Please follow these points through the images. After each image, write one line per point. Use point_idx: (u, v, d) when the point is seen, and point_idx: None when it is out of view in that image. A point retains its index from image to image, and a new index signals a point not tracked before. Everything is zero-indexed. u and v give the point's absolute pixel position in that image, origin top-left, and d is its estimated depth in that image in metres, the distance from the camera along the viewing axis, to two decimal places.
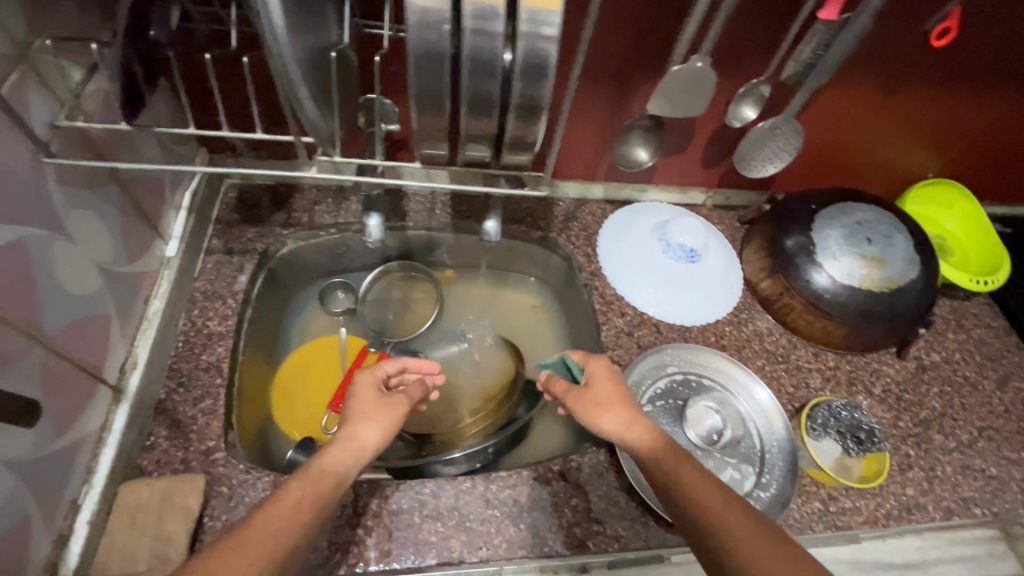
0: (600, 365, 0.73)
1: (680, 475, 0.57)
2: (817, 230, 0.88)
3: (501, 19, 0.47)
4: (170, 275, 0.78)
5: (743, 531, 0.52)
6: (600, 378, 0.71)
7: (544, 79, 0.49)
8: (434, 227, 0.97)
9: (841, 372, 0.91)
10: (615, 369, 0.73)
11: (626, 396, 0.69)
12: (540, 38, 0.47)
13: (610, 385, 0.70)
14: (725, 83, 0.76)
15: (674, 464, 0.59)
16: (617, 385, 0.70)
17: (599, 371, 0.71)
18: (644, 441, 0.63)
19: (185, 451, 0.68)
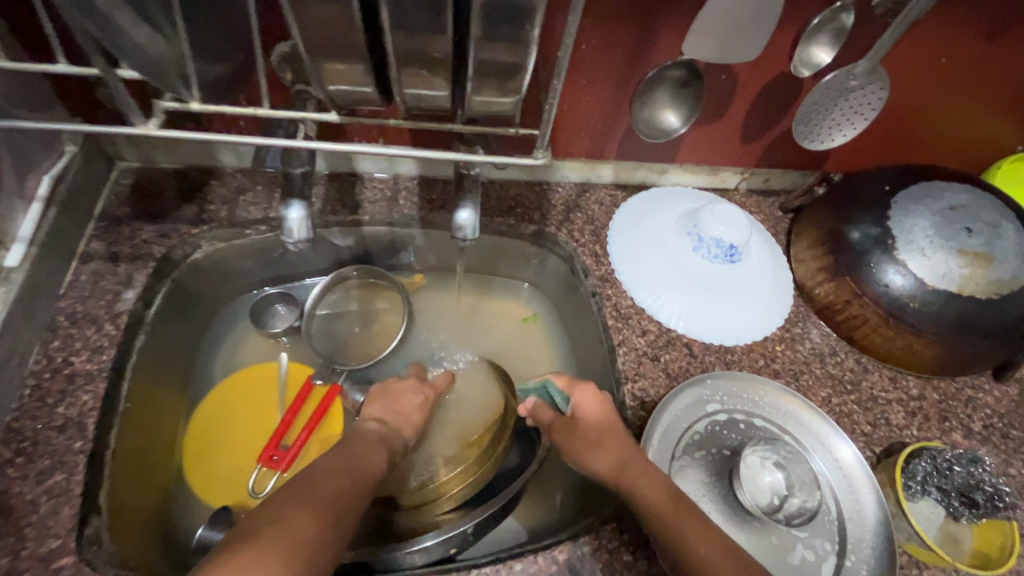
0: (588, 394, 0.56)
1: (684, 539, 0.47)
2: (897, 219, 0.67)
3: None
4: (9, 293, 0.55)
5: None
6: (589, 412, 0.55)
7: None
8: (397, 220, 0.74)
9: (928, 404, 0.70)
10: (605, 395, 0.57)
11: (619, 432, 0.54)
12: None
13: (601, 421, 0.55)
14: (784, 16, 0.55)
15: (681, 523, 0.48)
16: (610, 419, 0.55)
17: (588, 402, 0.56)
18: (646, 491, 0.50)
19: (16, 556, 0.47)
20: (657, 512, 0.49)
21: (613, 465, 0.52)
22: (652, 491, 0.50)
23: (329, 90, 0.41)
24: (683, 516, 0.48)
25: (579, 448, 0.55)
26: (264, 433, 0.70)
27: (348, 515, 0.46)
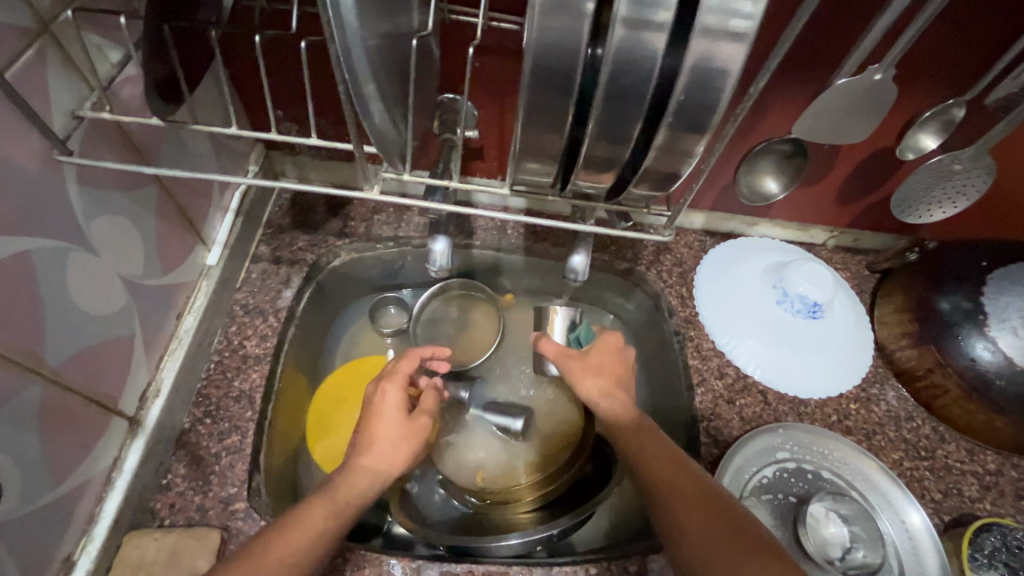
0: (612, 340, 0.66)
1: (642, 449, 0.56)
2: (991, 297, 0.68)
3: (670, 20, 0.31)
4: (209, 286, 0.68)
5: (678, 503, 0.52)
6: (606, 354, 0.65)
7: (712, 103, 0.33)
8: (504, 247, 0.83)
9: (1004, 481, 0.70)
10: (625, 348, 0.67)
11: (621, 378, 0.64)
12: (720, 36, 0.31)
13: (614, 361, 0.65)
14: (896, 105, 0.59)
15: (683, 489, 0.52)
16: (623, 369, 0.65)
17: (608, 345, 0.66)
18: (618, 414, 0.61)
19: (203, 496, 0.58)
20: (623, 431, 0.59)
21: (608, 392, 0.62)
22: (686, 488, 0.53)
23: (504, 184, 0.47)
24: (687, 489, 0.52)
25: (578, 368, 0.64)
26: None
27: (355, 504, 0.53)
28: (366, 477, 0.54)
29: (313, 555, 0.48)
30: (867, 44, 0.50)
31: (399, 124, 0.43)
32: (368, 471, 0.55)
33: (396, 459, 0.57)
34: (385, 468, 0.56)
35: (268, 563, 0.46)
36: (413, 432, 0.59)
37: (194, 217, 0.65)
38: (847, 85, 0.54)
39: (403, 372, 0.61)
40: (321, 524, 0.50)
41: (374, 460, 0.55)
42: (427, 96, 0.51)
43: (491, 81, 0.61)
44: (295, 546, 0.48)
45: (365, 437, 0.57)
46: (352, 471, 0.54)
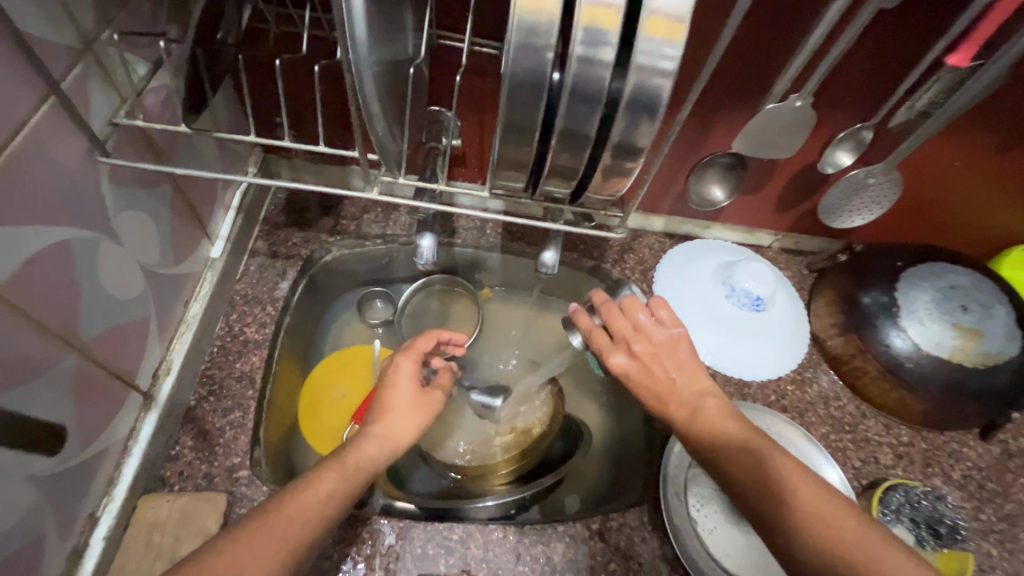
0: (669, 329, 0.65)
1: (724, 445, 0.55)
2: (904, 292, 0.80)
3: (613, 49, 0.37)
4: (213, 277, 0.74)
5: (801, 495, 0.48)
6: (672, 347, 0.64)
7: (652, 111, 0.39)
8: (483, 246, 0.91)
9: (915, 451, 0.82)
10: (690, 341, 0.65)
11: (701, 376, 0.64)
12: (654, 70, 0.37)
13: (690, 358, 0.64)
14: (817, 127, 0.69)
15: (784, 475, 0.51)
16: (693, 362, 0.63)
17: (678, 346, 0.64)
18: (701, 412, 0.59)
19: (210, 465, 0.64)
20: (701, 429, 0.58)
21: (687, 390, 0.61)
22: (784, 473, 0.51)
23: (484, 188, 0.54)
24: (798, 485, 0.49)
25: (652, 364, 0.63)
26: (360, 397, 0.88)
27: (365, 470, 0.56)
28: (378, 445, 0.60)
29: (324, 517, 0.50)
30: (788, 76, 0.60)
31: (397, 136, 0.51)
32: (383, 432, 0.62)
33: (406, 423, 0.63)
34: (394, 434, 0.62)
35: (282, 523, 0.47)
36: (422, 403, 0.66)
37: (201, 213, 0.71)
38: (775, 110, 0.64)
39: (419, 350, 0.69)
40: (331, 487, 0.52)
41: (391, 425, 0.62)
42: (418, 111, 0.59)
43: (472, 97, 0.69)
44: (310, 508, 0.50)
45: (383, 406, 0.64)
46: (366, 436, 0.60)
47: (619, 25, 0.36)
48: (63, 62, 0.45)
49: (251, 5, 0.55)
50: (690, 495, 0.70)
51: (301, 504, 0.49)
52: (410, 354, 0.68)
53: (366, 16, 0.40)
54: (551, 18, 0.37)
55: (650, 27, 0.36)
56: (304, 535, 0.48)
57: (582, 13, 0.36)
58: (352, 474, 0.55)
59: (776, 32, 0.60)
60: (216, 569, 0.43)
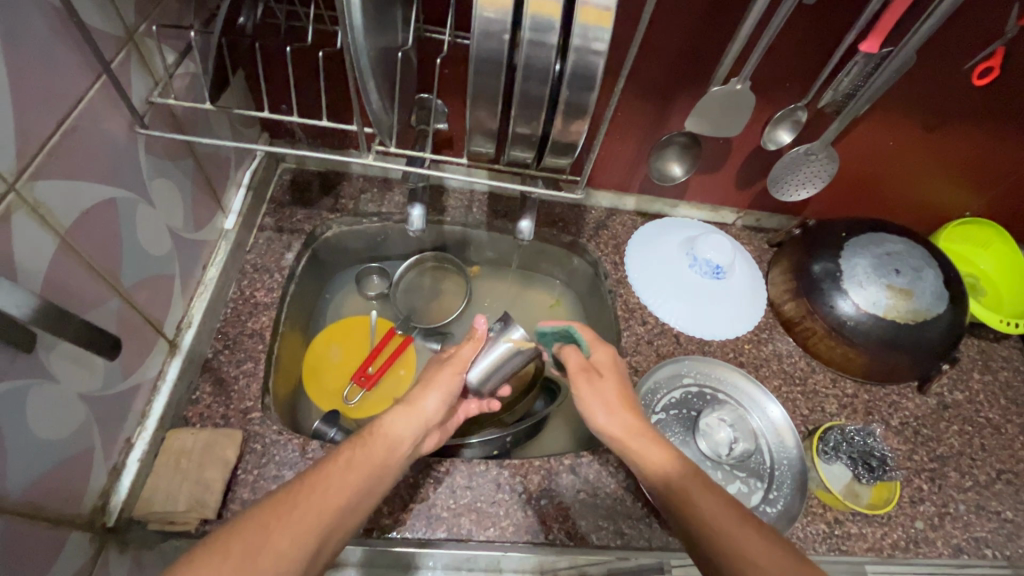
0: (605, 355, 0.73)
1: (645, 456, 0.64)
2: (846, 258, 0.89)
3: (556, 33, 0.46)
4: (227, 246, 0.83)
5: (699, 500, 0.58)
6: (604, 372, 0.71)
7: (591, 85, 0.48)
8: (470, 223, 1.00)
9: (858, 401, 0.91)
10: (616, 364, 0.73)
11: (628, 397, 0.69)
12: (590, 49, 0.46)
13: (615, 380, 0.71)
14: (758, 108, 0.79)
15: (695, 488, 0.59)
16: (620, 380, 0.71)
17: (604, 361, 0.72)
18: (620, 425, 0.67)
19: (226, 407, 0.73)
20: (620, 436, 0.66)
21: (614, 411, 0.68)
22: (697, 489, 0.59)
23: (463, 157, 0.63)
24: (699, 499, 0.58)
25: (592, 401, 0.69)
26: (358, 361, 0.96)
27: (374, 460, 0.61)
28: (406, 423, 0.67)
29: (340, 498, 0.56)
30: (726, 61, 0.69)
31: (389, 111, 0.60)
32: (401, 416, 0.67)
33: (432, 403, 0.70)
34: (422, 415, 0.68)
35: (308, 503, 0.53)
36: (450, 394, 0.72)
37: (216, 188, 0.80)
38: (721, 92, 0.73)
39: (464, 358, 0.74)
40: (348, 471, 0.58)
41: (406, 416, 0.67)
42: (407, 93, 0.68)
43: (456, 85, 0.79)
44: (330, 492, 0.56)
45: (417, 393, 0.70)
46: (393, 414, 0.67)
47: (560, 14, 0.45)
48: (112, 48, 0.54)
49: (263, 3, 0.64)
50: None
51: (324, 485, 0.56)
52: (455, 363, 0.74)
53: (365, 7, 0.49)
54: (507, 11, 0.46)
55: (583, 17, 0.45)
56: (325, 515, 0.53)
57: (530, 6, 0.45)
58: (363, 466, 0.60)
59: (716, 22, 0.69)
60: (244, 539, 0.49)
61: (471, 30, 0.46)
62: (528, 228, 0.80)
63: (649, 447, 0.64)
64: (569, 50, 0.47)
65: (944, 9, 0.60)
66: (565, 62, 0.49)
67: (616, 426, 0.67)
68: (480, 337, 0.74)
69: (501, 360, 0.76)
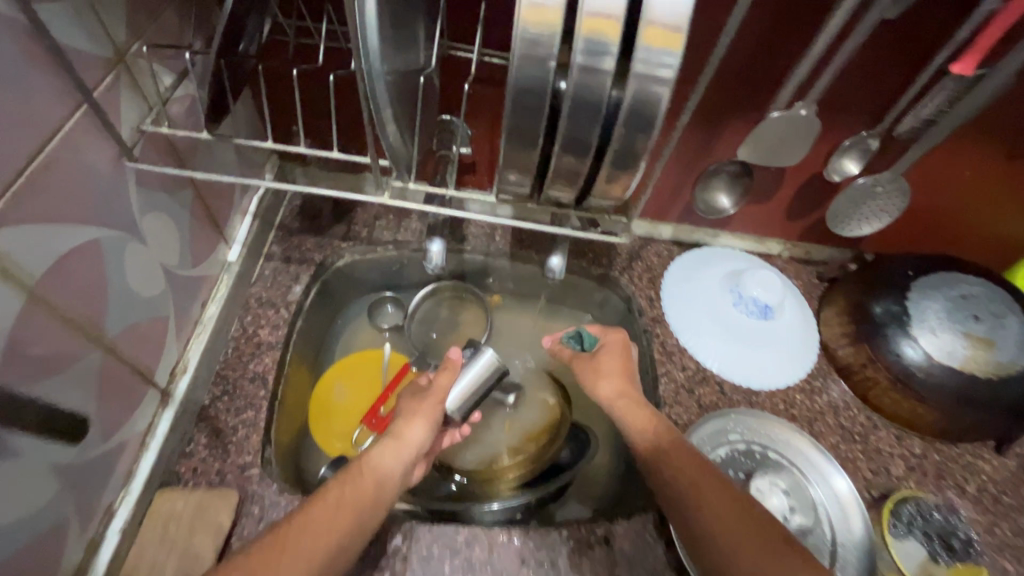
0: (616, 339, 0.76)
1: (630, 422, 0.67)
2: (914, 300, 0.79)
3: (613, 57, 0.38)
4: (229, 279, 0.76)
5: (686, 467, 0.60)
6: (611, 352, 0.75)
7: (651, 121, 0.40)
8: (492, 252, 0.93)
9: (928, 462, 0.80)
10: (625, 347, 0.75)
11: (629, 372, 0.73)
12: (653, 78, 0.38)
13: (617, 358, 0.74)
14: (822, 136, 0.70)
15: (674, 460, 0.61)
16: (628, 361, 0.74)
17: (613, 344, 0.76)
18: (616, 397, 0.70)
19: (223, 462, 0.66)
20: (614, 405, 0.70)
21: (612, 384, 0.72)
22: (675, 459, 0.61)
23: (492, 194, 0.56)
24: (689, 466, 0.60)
25: (593, 372, 0.74)
26: (368, 401, 0.88)
27: (365, 491, 0.59)
28: (393, 458, 0.64)
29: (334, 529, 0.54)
30: (791, 84, 0.61)
31: (408, 143, 0.53)
32: (391, 448, 0.65)
33: (419, 433, 0.67)
34: (410, 447, 0.66)
35: (305, 541, 0.52)
36: (435, 423, 0.69)
37: (219, 218, 0.74)
38: (781, 118, 0.65)
39: (442, 386, 0.70)
40: (338, 509, 0.56)
41: (392, 451, 0.65)
42: (428, 118, 0.61)
43: (483, 107, 0.71)
44: (321, 530, 0.53)
45: (400, 427, 0.67)
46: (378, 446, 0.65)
47: (619, 37, 0.37)
48: (98, 73, 0.47)
49: (271, 20, 0.57)
50: None
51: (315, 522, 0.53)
52: (436, 392, 0.70)
53: (382, 27, 0.42)
54: (554, 34, 0.38)
55: (647, 38, 0.37)
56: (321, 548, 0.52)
57: (583, 24, 0.37)
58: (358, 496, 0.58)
59: (780, 40, 0.61)
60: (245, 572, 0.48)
61: (510, 51, 0.39)
62: (561, 267, 0.73)
63: (635, 413, 0.68)
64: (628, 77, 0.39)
65: None
66: (622, 92, 0.41)
67: (612, 397, 0.71)
68: (455, 362, 0.72)
69: (479, 382, 0.71)
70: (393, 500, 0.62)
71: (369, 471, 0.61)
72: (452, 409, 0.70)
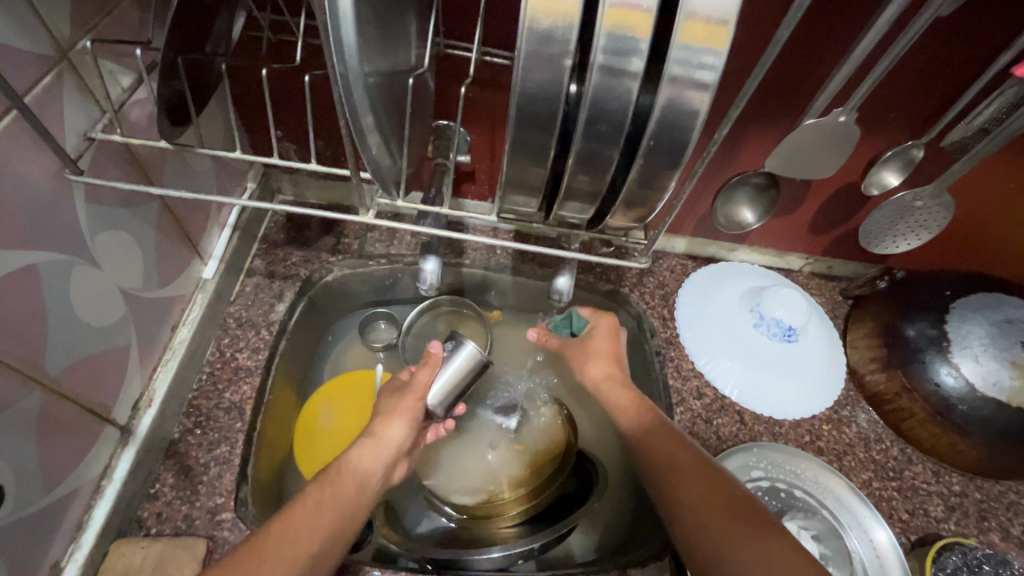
0: (605, 323, 0.73)
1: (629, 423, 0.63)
2: (954, 324, 0.72)
3: (642, 56, 0.32)
4: (204, 298, 0.70)
5: (685, 469, 0.55)
6: (602, 334, 0.71)
7: (684, 133, 0.33)
8: (493, 267, 0.86)
9: (968, 502, 0.73)
10: (616, 331, 0.72)
11: (619, 358, 0.70)
12: (690, 82, 0.31)
13: (609, 342, 0.70)
14: (860, 147, 0.63)
15: (665, 449, 0.58)
16: (618, 347, 0.71)
17: (603, 328, 0.72)
18: (616, 396, 0.66)
19: (191, 506, 0.59)
20: (615, 403, 0.66)
21: (604, 370, 0.69)
22: (665, 443, 0.58)
23: (492, 211, 0.49)
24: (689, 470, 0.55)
25: (582, 355, 0.71)
26: (357, 429, 0.81)
27: (346, 491, 0.54)
28: (374, 457, 0.59)
29: (319, 533, 0.49)
30: (830, 89, 0.54)
31: (395, 155, 0.46)
32: (371, 447, 0.59)
33: (400, 431, 0.62)
34: (390, 446, 0.61)
35: (289, 549, 0.47)
36: (416, 420, 0.64)
37: (192, 232, 0.67)
38: (814, 125, 0.58)
39: (422, 383, 0.64)
40: (320, 514, 0.51)
41: (373, 450, 0.59)
42: (421, 125, 0.54)
43: (483, 111, 0.64)
44: (302, 535, 0.48)
45: (379, 423, 0.61)
46: (356, 444, 0.60)
47: (650, 32, 0.31)
48: (31, 74, 0.41)
49: (244, 13, 0.51)
50: None
51: (294, 525, 0.49)
52: (416, 389, 0.64)
53: (361, 21, 0.35)
54: (568, 30, 0.31)
55: (684, 35, 0.30)
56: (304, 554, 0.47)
57: (605, 17, 0.30)
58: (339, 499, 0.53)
59: (818, 39, 0.54)
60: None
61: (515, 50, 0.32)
62: (569, 292, 0.66)
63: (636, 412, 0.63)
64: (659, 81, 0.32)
65: None
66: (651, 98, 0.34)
67: (615, 396, 0.66)
68: (434, 357, 0.65)
69: (461, 374, 0.65)
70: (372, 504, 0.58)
71: (347, 473, 0.56)
72: (434, 405, 0.65)
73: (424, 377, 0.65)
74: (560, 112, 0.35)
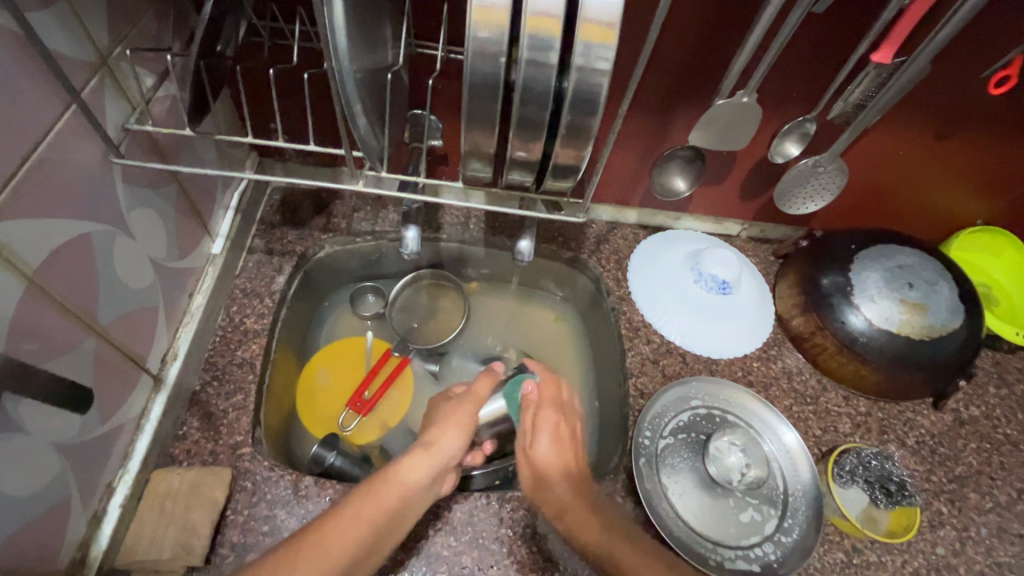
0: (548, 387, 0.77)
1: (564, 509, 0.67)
2: (856, 272, 0.85)
3: (556, 50, 0.43)
4: (214, 271, 0.80)
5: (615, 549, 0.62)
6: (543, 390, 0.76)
7: (592, 105, 0.45)
8: (468, 239, 0.97)
9: (872, 419, 0.88)
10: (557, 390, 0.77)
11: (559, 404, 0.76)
12: (594, 68, 0.43)
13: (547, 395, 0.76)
14: (766, 120, 0.76)
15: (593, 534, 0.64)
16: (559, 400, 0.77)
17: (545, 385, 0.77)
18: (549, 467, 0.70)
19: (215, 443, 0.69)
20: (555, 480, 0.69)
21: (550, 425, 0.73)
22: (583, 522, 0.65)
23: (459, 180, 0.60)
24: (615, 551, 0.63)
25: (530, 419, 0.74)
26: (353, 386, 0.93)
27: (385, 505, 0.60)
28: (422, 468, 0.65)
29: (353, 542, 0.55)
30: (732, 73, 0.65)
31: (379, 136, 0.57)
32: (422, 462, 0.65)
33: (452, 442, 0.69)
34: (439, 456, 0.67)
35: (326, 555, 0.53)
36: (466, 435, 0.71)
37: (202, 212, 0.77)
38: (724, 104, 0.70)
39: (481, 392, 0.76)
40: (359, 524, 0.57)
41: (423, 463, 0.65)
42: (398, 113, 0.65)
43: (452, 99, 0.75)
44: (337, 541, 0.55)
45: (433, 438, 0.68)
46: (412, 458, 0.65)
47: (561, 32, 0.42)
48: (82, 76, 0.51)
49: (247, 21, 0.61)
50: (662, 466, 0.79)
51: (328, 538, 0.54)
52: (473, 398, 0.75)
53: (350, 30, 0.46)
54: (501, 33, 0.43)
55: (586, 33, 0.42)
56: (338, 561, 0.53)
57: (528, 21, 0.42)
58: (376, 513, 0.59)
59: (721, 31, 0.66)
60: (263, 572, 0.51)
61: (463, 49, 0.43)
62: (530, 249, 0.77)
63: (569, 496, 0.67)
64: (570, 69, 0.44)
65: (963, 15, 0.57)
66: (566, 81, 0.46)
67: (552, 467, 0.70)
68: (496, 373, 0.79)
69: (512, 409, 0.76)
70: (412, 515, 0.63)
71: (395, 486, 0.62)
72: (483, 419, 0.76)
73: (482, 389, 0.76)
74: (502, 96, 0.47)
